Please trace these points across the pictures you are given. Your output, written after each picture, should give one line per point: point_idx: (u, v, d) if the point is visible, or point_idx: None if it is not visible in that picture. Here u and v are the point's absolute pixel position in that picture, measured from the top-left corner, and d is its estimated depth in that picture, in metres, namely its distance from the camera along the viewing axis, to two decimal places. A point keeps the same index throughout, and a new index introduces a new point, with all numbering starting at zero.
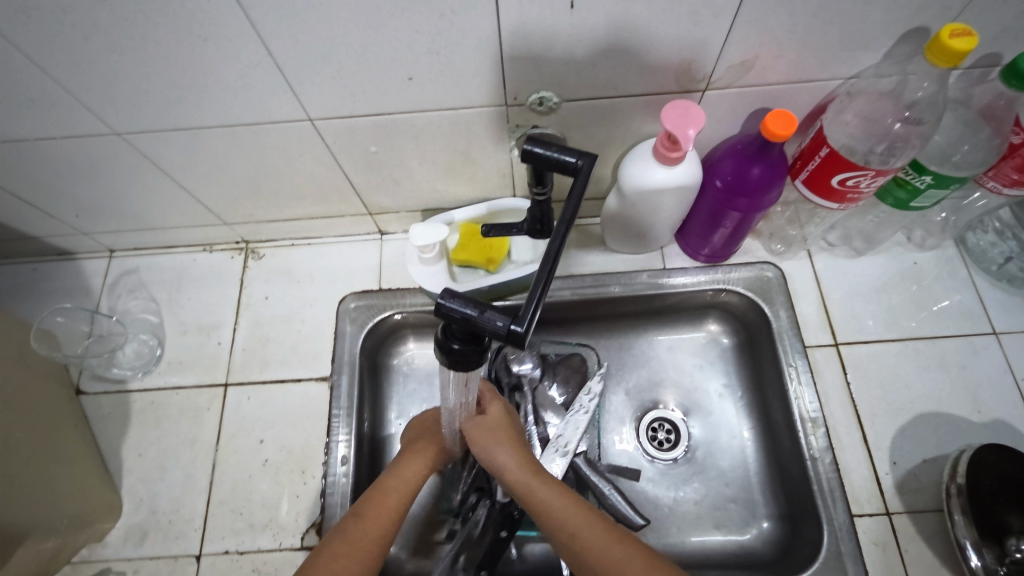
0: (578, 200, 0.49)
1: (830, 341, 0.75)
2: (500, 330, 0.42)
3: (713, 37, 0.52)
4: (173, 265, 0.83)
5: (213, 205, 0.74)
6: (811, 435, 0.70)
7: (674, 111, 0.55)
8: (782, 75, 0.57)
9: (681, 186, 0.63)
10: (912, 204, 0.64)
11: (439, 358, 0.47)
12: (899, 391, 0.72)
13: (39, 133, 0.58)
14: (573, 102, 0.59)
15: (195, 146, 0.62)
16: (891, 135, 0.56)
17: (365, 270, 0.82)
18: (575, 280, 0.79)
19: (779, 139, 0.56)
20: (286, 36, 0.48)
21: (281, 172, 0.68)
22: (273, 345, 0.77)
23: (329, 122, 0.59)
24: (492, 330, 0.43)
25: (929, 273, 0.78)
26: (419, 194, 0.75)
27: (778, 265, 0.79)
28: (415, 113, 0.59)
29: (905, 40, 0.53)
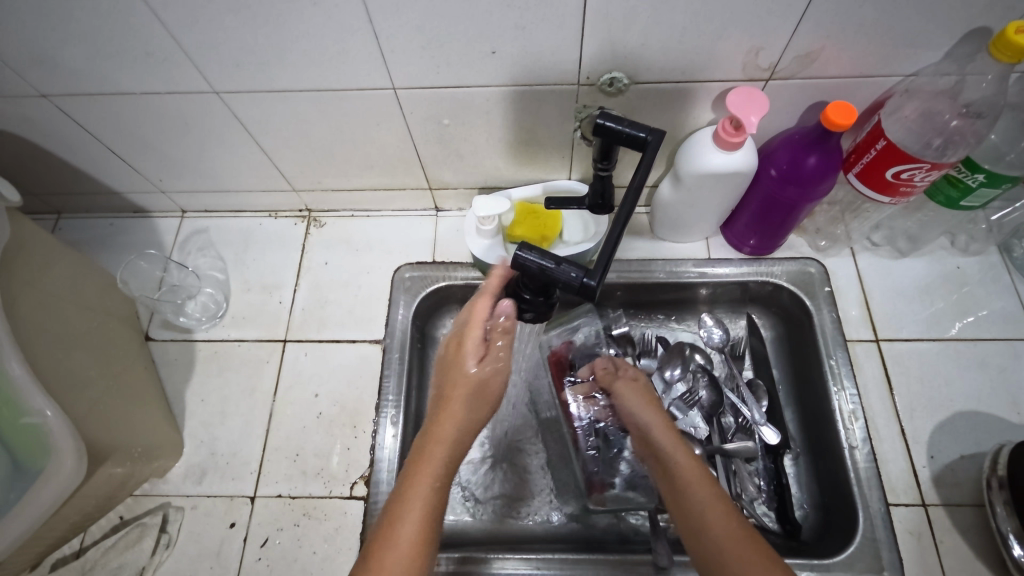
0: (645, 170, 0.55)
1: (871, 337, 0.77)
2: (574, 281, 0.47)
3: (783, 27, 0.55)
4: (240, 227, 0.88)
5: (286, 170, 0.79)
6: (850, 426, 0.71)
7: (739, 97, 0.58)
8: (844, 69, 0.59)
9: (737, 173, 0.65)
10: (963, 203, 0.66)
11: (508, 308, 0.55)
12: (939, 389, 0.73)
13: (145, 87, 0.63)
14: (641, 85, 0.62)
15: (283, 109, 0.66)
16: (948, 130, 0.59)
17: (421, 243, 0.86)
18: (621, 264, 0.82)
19: (838, 129, 0.59)
20: (387, 4, 0.52)
21: (355, 140, 0.72)
22: (331, 307, 0.81)
23: (410, 92, 0.63)
24: (567, 282, 0.48)
25: (972, 277, 0.79)
26: (479, 171, 0.78)
27: (822, 261, 0.81)
28: (491, 88, 0.62)
29: (968, 39, 0.55)
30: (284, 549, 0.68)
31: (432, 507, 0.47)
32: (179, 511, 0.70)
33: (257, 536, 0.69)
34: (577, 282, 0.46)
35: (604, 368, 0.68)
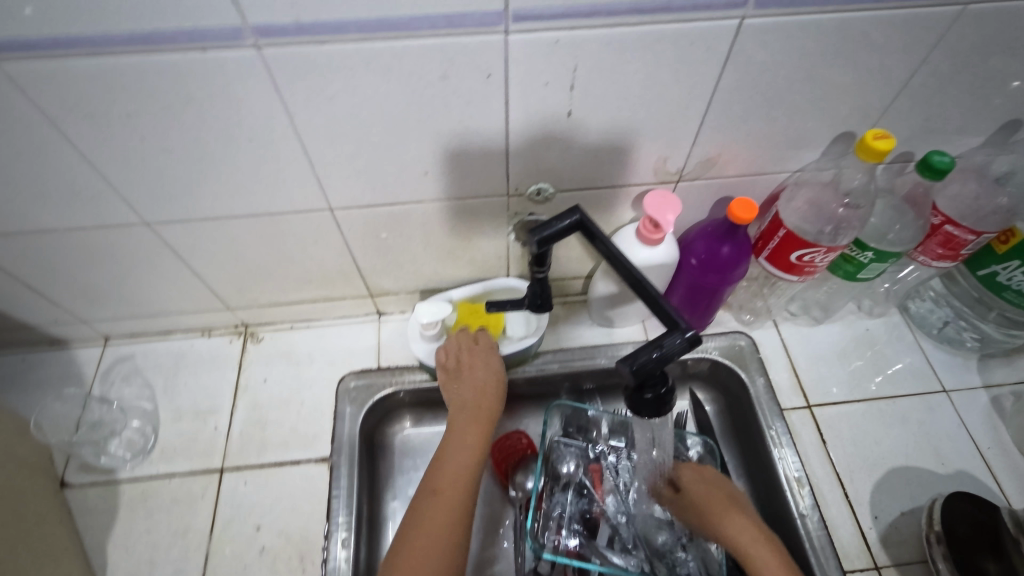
0: (601, 233, 0.59)
1: (803, 404, 0.81)
2: (685, 340, 0.50)
3: (684, 139, 0.61)
4: (171, 350, 0.84)
5: (220, 290, 0.77)
6: (798, 494, 0.73)
7: (654, 199, 0.64)
8: (741, 170, 0.67)
9: (663, 264, 0.70)
10: (860, 276, 0.74)
11: (648, 414, 0.53)
12: (871, 447, 0.78)
13: (70, 223, 0.61)
14: (565, 192, 0.67)
15: (218, 234, 0.66)
16: (836, 217, 0.67)
17: (365, 350, 0.84)
18: (566, 353, 0.85)
19: (743, 222, 0.65)
20: (323, 138, 0.54)
21: (295, 257, 0.72)
22: (271, 428, 0.77)
23: (346, 212, 0.65)
24: (678, 349, 0.50)
25: (881, 338, 0.87)
26: (421, 276, 0.80)
27: (749, 334, 0.87)
28: (427, 203, 0.65)
29: (837, 141, 0.64)
30: None
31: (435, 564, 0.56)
32: None
33: None
34: (696, 339, 0.49)
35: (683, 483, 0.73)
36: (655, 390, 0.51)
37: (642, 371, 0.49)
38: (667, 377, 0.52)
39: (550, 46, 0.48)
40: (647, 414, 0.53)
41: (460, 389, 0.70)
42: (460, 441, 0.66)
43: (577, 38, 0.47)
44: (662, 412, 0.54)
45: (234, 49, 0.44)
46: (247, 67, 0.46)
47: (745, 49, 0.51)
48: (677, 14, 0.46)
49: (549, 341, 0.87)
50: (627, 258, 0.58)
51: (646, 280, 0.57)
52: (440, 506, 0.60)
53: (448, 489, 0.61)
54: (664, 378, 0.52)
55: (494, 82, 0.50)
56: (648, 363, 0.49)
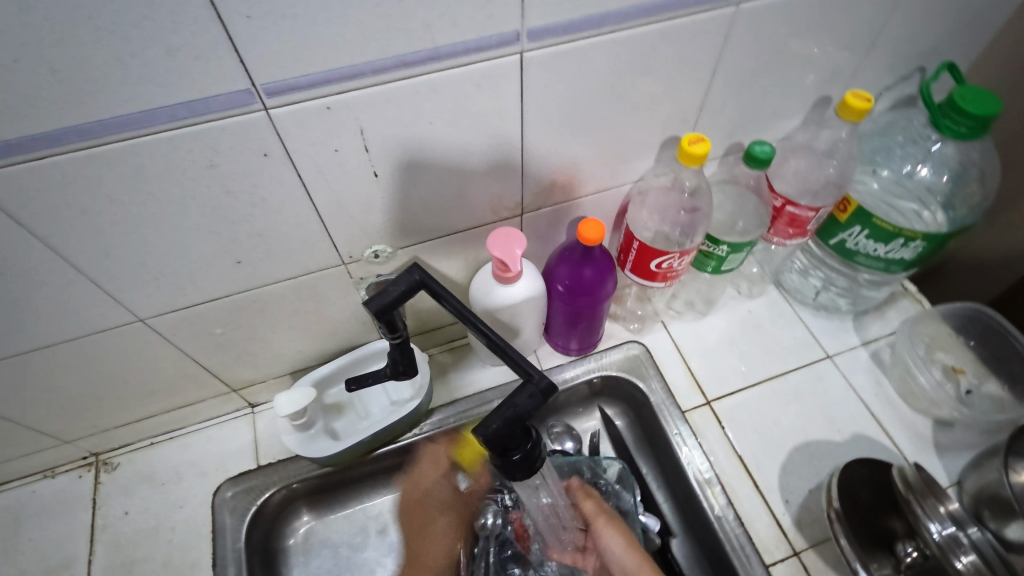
0: (447, 289, 0.55)
1: (702, 401, 0.81)
2: (535, 391, 0.47)
3: (512, 174, 0.59)
4: (7, 505, 0.72)
5: (46, 427, 0.67)
6: (711, 497, 0.72)
7: (497, 238, 0.61)
8: (582, 190, 0.65)
9: (529, 299, 0.68)
10: (726, 268, 0.73)
11: (524, 475, 0.49)
12: (772, 430, 0.78)
13: None
14: (407, 248, 0.62)
15: (13, 374, 0.57)
16: (682, 221, 0.67)
17: (241, 450, 0.76)
18: (461, 402, 0.80)
19: (594, 243, 0.64)
20: (94, 253, 0.47)
21: (123, 375, 0.64)
22: (140, 568, 0.68)
23: (162, 318, 0.57)
24: (529, 402, 0.47)
25: (764, 317, 0.88)
26: (283, 359, 0.73)
27: (641, 340, 0.86)
28: (254, 290, 0.59)
29: (667, 146, 0.64)
30: None
31: None
32: None
33: None
34: (543, 390, 0.46)
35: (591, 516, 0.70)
36: (521, 449, 0.48)
37: (497, 435, 0.46)
38: (531, 432, 0.49)
39: (322, 113, 0.43)
40: (522, 475, 0.49)
41: None
42: None
43: (349, 101, 0.43)
44: (539, 465, 0.50)
45: None
46: None
47: (537, 81, 0.49)
48: (449, 60, 0.44)
49: (441, 393, 0.82)
50: (476, 313, 0.54)
51: (497, 332, 0.54)
52: None
53: None
54: (527, 434, 0.49)
55: (274, 159, 0.45)
56: (502, 426, 0.46)
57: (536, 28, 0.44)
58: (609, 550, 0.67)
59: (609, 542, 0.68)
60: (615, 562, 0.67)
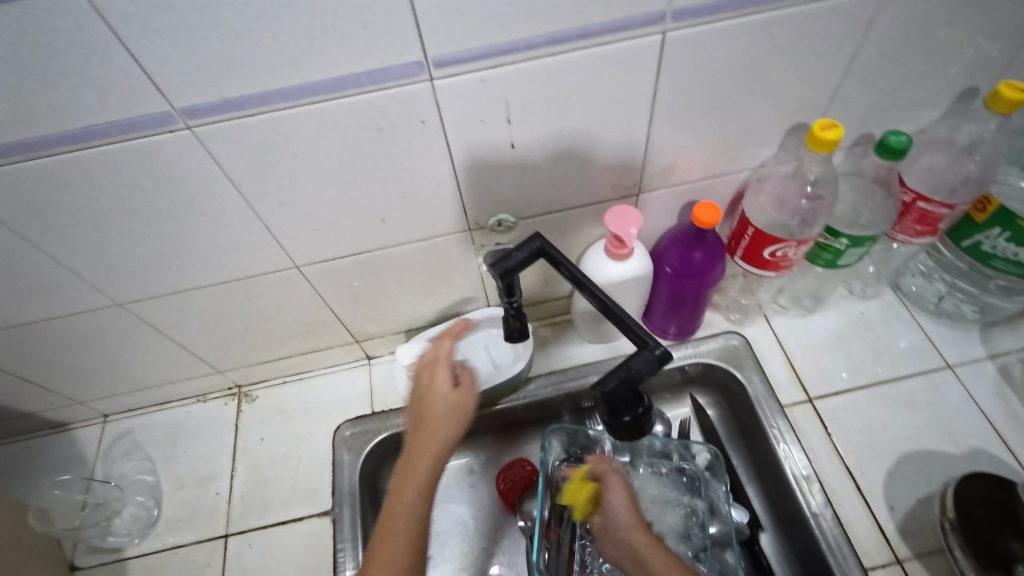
0: (565, 258, 0.60)
1: (803, 397, 0.79)
2: (651, 357, 0.50)
3: (636, 153, 0.61)
4: (168, 420, 0.85)
5: (207, 356, 0.78)
6: (808, 493, 0.71)
7: (615, 214, 0.64)
8: (700, 174, 0.66)
9: (638, 276, 0.70)
10: (840, 263, 0.72)
11: (631, 437, 0.52)
12: (879, 434, 0.75)
13: (46, 314, 0.63)
14: (528, 219, 0.67)
15: (192, 304, 0.67)
16: (802, 210, 0.66)
17: (358, 397, 0.85)
18: (560, 374, 0.84)
19: (708, 226, 0.65)
20: (273, 202, 0.55)
21: (272, 316, 0.73)
22: (272, 487, 0.77)
23: (314, 267, 0.65)
24: (646, 367, 0.50)
25: (877, 320, 0.85)
26: (402, 316, 0.80)
27: (741, 332, 0.85)
28: (390, 248, 0.66)
29: (793, 133, 0.63)
30: None
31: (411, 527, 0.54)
32: None
33: None
34: (661, 355, 0.48)
35: (603, 467, 0.68)
36: (631, 411, 0.51)
37: (612, 394, 0.49)
38: (642, 398, 0.52)
39: (476, 86, 0.48)
40: (629, 437, 0.52)
41: (421, 388, 0.63)
42: (427, 426, 0.60)
43: (501, 75, 0.48)
44: (646, 431, 0.53)
45: (168, 132, 0.45)
46: (184, 146, 0.47)
47: (674, 61, 0.51)
48: (596, 38, 0.47)
49: (540, 364, 0.86)
50: (592, 280, 0.57)
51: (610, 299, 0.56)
52: (405, 483, 0.56)
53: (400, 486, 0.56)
54: (638, 399, 0.52)
55: (429, 126, 0.51)
56: (617, 386, 0.49)
57: (681, 8, 0.46)
58: (614, 509, 0.64)
59: (613, 499, 0.64)
60: (615, 523, 0.63)
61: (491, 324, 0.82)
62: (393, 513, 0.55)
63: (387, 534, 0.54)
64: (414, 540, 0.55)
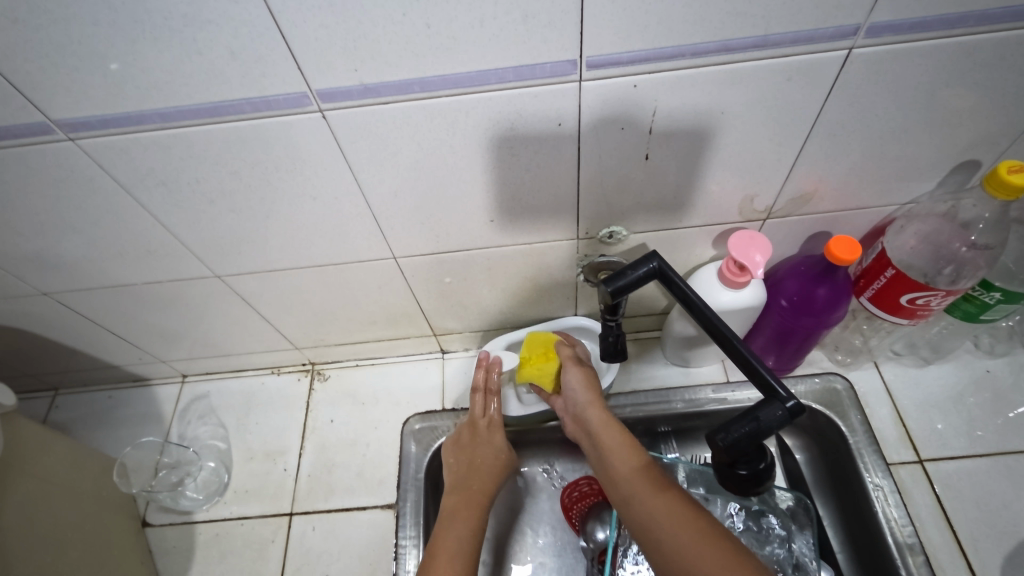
0: (682, 284, 0.55)
1: (913, 457, 0.72)
2: (784, 412, 0.45)
3: (775, 176, 0.55)
4: (242, 388, 0.85)
5: (287, 332, 0.78)
6: (911, 564, 0.65)
7: (740, 239, 0.59)
8: (840, 204, 0.60)
9: (749, 306, 0.64)
10: (982, 317, 0.64)
11: (745, 492, 0.47)
12: (1000, 511, 0.67)
13: (147, 278, 0.63)
14: (640, 233, 0.62)
15: (285, 283, 0.66)
16: (957, 257, 0.58)
17: (429, 390, 0.83)
18: (640, 395, 0.79)
19: (844, 262, 0.58)
20: (386, 192, 0.52)
21: (358, 301, 0.71)
22: (338, 471, 0.77)
23: (410, 259, 0.63)
24: (777, 422, 0.45)
25: (1006, 381, 0.76)
26: (485, 316, 0.77)
27: (846, 375, 0.78)
28: (491, 248, 0.62)
29: (960, 170, 0.56)
30: None
31: (462, 561, 0.54)
32: None
33: None
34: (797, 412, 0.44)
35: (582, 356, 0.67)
36: (750, 466, 0.46)
37: (737, 446, 0.44)
38: (764, 453, 0.47)
39: (626, 91, 0.44)
40: (743, 493, 0.47)
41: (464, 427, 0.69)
42: (489, 446, 0.66)
43: (657, 81, 0.43)
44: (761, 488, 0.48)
45: (300, 113, 0.43)
46: (312, 128, 0.44)
47: (852, 81, 0.45)
48: (773, 49, 0.41)
49: (620, 381, 0.82)
50: (708, 305, 0.53)
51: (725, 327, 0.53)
52: (461, 503, 0.60)
53: (458, 510, 0.59)
54: (760, 453, 0.47)
55: (566, 129, 0.47)
56: (743, 438, 0.44)
57: (879, 23, 0.40)
58: (571, 386, 0.62)
59: (570, 377, 0.63)
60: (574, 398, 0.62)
61: (575, 335, 0.78)
62: (449, 532, 0.56)
63: (442, 544, 0.55)
64: (469, 554, 0.55)
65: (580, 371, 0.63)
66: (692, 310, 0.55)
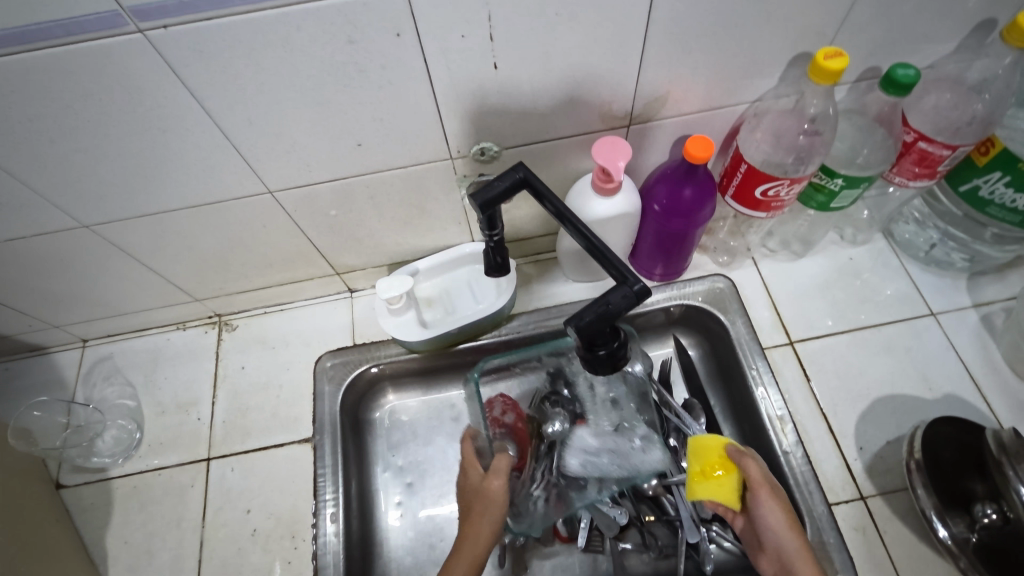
0: (552, 192, 0.57)
1: (785, 340, 0.80)
2: (630, 294, 0.49)
3: (627, 79, 0.57)
4: (148, 346, 0.84)
5: (183, 283, 0.77)
6: (781, 432, 0.73)
7: (603, 146, 0.61)
8: (694, 105, 0.63)
9: (623, 213, 0.68)
10: (833, 206, 0.70)
11: (605, 371, 0.52)
12: (856, 378, 0.76)
13: (9, 233, 0.61)
14: (512, 149, 0.64)
15: (164, 229, 0.65)
16: (798, 146, 0.63)
17: (339, 329, 0.84)
18: (542, 313, 0.83)
19: (700, 161, 0.62)
20: (240, 119, 0.52)
21: (248, 243, 0.71)
22: (253, 414, 0.78)
23: (288, 192, 0.63)
24: (625, 303, 0.49)
25: (866, 266, 0.84)
26: (383, 249, 0.79)
27: (727, 275, 0.84)
28: (368, 175, 0.63)
29: (795, 63, 0.60)
30: None
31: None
32: None
33: None
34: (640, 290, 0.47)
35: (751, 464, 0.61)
36: (607, 346, 0.50)
37: (588, 328, 0.48)
38: (618, 333, 0.51)
39: None
40: (602, 371, 0.52)
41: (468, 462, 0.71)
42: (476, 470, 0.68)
43: None
44: (622, 364, 0.52)
45: (119, 34, 0.42)
46: (136, 52, 0.43)
47: None
48: None
49: (523, 301, 0.86)
50: (576, 214, 0.56)
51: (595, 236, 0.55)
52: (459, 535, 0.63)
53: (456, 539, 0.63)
54: (615, 333, 0.51)
55: (406, 39, 0.47)
56: (594, 320, 0.48)
57: None
58: (767, 525, 0.59)
59: (768, 514, 0.59)
60: (769, 534, 0.59)
61: (473, 260, 0.81)
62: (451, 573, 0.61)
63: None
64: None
65: (758, 478, 0.60)
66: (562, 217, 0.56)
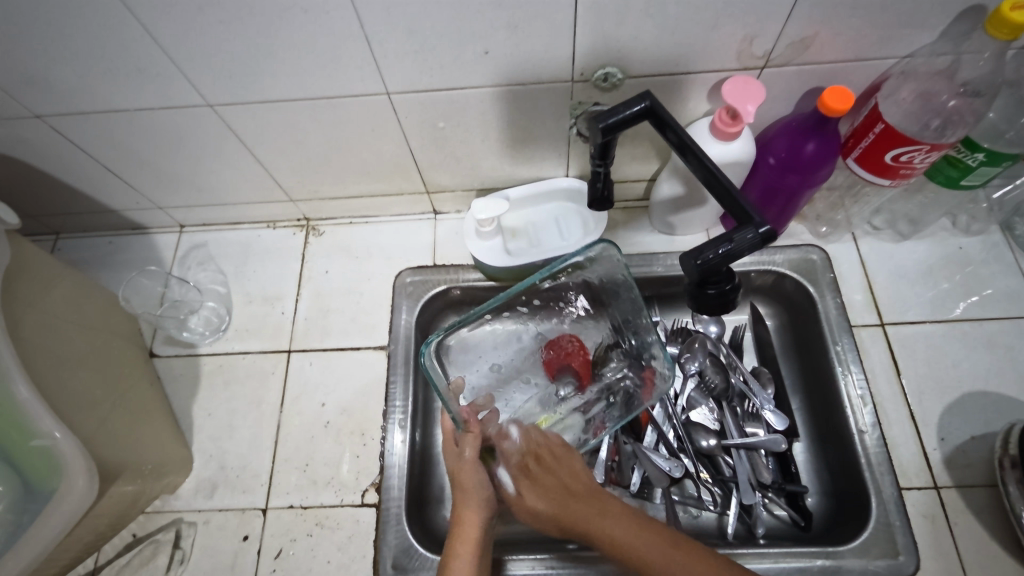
0: (676, 124, 0.55)
1: (876, 321, 0.77)
2: (754, 239, 0.47)
3: (775, 15, 0.54)
4: (240, 239, 0.87)
5: (282, 180, 0.79)
6: (859, 411, 0.71)
7: (735, 86, 0.58)
8: (838, 54, 0.59)
9: (737, 162, 0.65)
10: (964, 182, 0.66)
11: (710, 312, 0.52)
12: (946, 370, 0.73)
13: (141, 104, 0.63)
14: (635, 79, 0.61)
15: (278, 119, 0.66)
16: (945, 111, 0.59)
17: (421, 247, 0.85)
18: (623, 260, 0.82)
19: (835, 114, 0.58)
20: (379, 9, 0.51)
21: (352, 147, 0.72)
22: (334, 316, 0.81)
23: (403, 96, 0.63)
24: (748, 246, 0.48)
25: (975, 258, 0.79)
26: (477, 172, 0.78)
27: (823, 247, 0.81)
28: (485, 88, 0.62)
29: (962, 18, 0.55)
30: (298, 559, 0.68)
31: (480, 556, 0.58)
32: (192, 526, 0.70)
33: (271, 547, 0.69)
34: (767, 235, 0.46)
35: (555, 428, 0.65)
36: (718, 286, 0.50)
37: (708, 265, 0.47)
38: (732, 276, 0.50)
39: None
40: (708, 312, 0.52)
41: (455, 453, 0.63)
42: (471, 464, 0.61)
43: None
44: (727, 308, 0.52)
45: None
46: None
47: None
48: None
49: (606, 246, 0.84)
50: (701, 148, 0.54)
51: (719, 174, 0.54)
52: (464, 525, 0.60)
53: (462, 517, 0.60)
54: (729, 276, 0.50)
55: None
56: (715, 258, 0.47)
57: None
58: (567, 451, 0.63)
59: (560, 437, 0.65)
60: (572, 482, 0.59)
61: (565, 196, 0.80)
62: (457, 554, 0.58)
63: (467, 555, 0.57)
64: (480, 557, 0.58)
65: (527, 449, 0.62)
66: (686, 153, 0.55)
